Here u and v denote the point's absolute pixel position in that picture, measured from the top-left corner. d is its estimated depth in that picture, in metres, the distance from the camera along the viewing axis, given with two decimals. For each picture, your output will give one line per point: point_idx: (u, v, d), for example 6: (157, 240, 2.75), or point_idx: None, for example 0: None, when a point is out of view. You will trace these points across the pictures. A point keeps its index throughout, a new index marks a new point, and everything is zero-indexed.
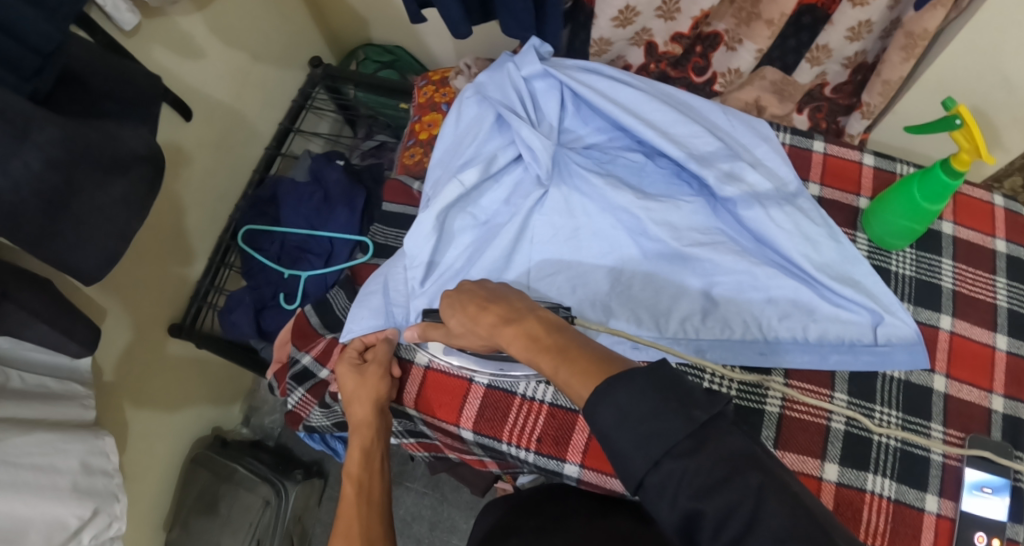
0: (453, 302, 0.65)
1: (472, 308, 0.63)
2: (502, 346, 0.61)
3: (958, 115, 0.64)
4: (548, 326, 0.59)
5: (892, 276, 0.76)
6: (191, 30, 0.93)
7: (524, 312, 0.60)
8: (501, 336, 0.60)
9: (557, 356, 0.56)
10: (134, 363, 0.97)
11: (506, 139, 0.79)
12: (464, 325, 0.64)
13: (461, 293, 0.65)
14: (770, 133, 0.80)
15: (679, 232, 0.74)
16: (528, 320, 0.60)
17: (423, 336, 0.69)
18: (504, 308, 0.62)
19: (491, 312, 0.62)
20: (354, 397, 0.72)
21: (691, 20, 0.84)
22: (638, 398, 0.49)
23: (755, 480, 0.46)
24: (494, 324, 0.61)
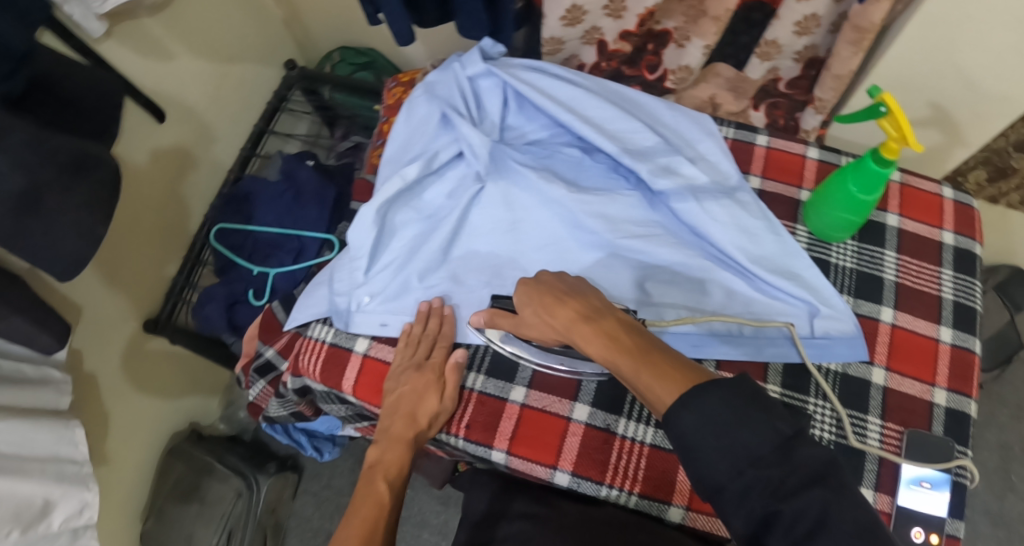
0: (529, 292, 0.64)
1: (549, 301, 0.62)
2: (578, 346, 0.60)
3: (883, 101, 0.65)
4: (626, 328, 0.58)
5: (831, 268, 0.76)
6: (163, 35, 0.97)
7: (600, 311, 0.60)
8: (578, 333, 0.60)
9: (636, 363, 0.55)
10: (111, 354, 0.99)
11: (450, 136, 0.80)
12: (540, 317, 0.63)
13: (539, 284, 0.64)
14: (713, 128, 0.80)
15: (614, 225, 0.73)
16: (612, 317, 0.59)
17: (492, 322, 0.68)
18: (584, 304, 0.61)
19: (570, 306, 0.61)
20: (393, 407, 0.70)
21: (637, 17, 0.86)
22: (726, 407, 0.49)
23: (835, 486, 0.46)
24: (572, 320, 0.61)
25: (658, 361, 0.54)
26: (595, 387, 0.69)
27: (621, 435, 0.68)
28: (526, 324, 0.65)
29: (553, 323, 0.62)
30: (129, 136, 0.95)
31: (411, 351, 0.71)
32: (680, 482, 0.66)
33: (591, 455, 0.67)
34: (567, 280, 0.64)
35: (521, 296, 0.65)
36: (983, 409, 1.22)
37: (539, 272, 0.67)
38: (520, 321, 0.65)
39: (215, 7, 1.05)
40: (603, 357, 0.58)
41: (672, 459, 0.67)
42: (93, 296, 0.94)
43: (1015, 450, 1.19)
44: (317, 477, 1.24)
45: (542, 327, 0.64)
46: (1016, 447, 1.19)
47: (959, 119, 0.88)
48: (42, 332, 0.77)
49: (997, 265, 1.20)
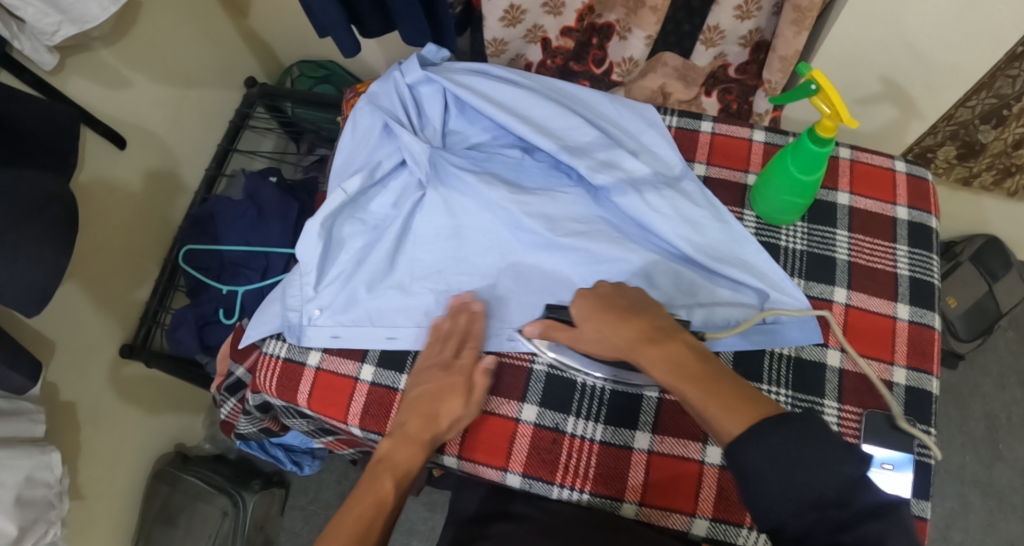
0: (588, 306, 0.61)
1: (611, 318, 0.59)
2: (641, 366, 0.56)
3: (812, 78, 0.64)
4: (693, 354, 0.55)
5: (781, 251, 0.74)
6: (117, 63, 0.98)
7: (667, 331, 0.57)
8: (642, 353, 0.56)
9: (703, 391, 0.52)
10: (89, 381, 0.99)
11: (393, 146, 0.80)
12: (601, 333, 0.60)
13: (598, 296, 0.62)
14: (656, 118, 0.79)
15: (555, 223, 0.73)
16: (678, 340, 0.56)
17: (546, 334, 0.64)
18: (652, 323, 0.58)
19: (633, 325, 0.58)
20: (412, 404, 0.66)
21: (576, 13, 0.86)
22: (795, 446, 0.46)
23: (904, 530, 0.43)
24: (634, 338, 0.57)
25: (726, 392, 0.51)
26: (543, 387, 0.69)
27: (570, 434, 0.67)
28: (586, 340, 0.61)
29: (618, 340, 0.58)
30: (89, 164, 0.95)
31: (439, 350, 0.68)
32: (631, 479, 0.66)
33: (541, 455, 0.67)
34: (629, 297, 0.61)
35: (579, 310, 0.62)
36: (968, 380, 1.21)
37: (598, 283, 0.64)
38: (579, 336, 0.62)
39: (170, 31, 1.06)
40: (663, 379, 0.54)
41: (623, 455, 0.66)
42: (65, 327, 0.93)
43: (1001, 419, 1.18)
44: (305, 490, 1.25)
45: (602, 344, 0.60)
46: (1002, 416, 1.18)
47: (914, 92, 0.86)
48: (16, 373, 0.76)
49: (971, 235, 1.19)
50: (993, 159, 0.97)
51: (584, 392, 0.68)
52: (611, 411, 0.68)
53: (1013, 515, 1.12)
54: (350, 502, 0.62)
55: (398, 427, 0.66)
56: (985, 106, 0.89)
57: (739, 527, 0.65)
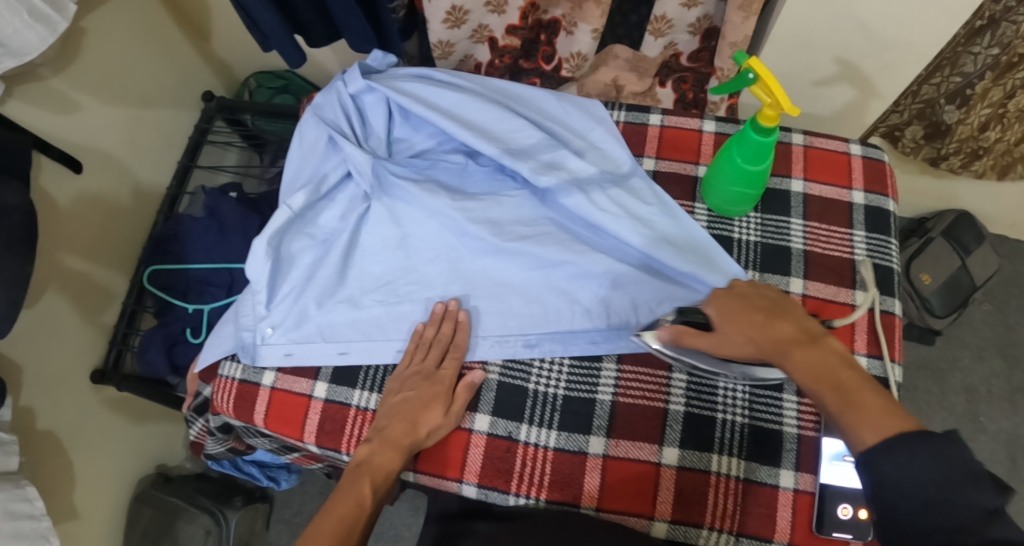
0: (728, 307, 0.58)
1: (758, 317, 0.55)
2: (783, 368, 0.52)
3: (750, 68, 0.62)
4: (838, 361, 0.50)
5: (734, 244, 0.73)
6: (67, 88, 0.94)
7: (813, 334, 0.53)
8: (789, 356, 0.52)
9: (841, 398, 0.47)
10: (63, 409, 0.95)
11: (338, 158, 0.79)
12: (747, 336, 0.55)
13: (742, 299, 0.58)
14: (604, 113, 0.78)
15: (501, 228, 0.72)
16: (821, 347, 0.52)
17: (676, 339, 0.60)
18: (799, 324, 0.54)
19: (784, 326, 0.54)
20: (394, 409, 0.65)
21: (519, 11, 0.84)
22: (933, 467, 0.41)
23: None
24: (782, 339, 0.53)
25: (869, 401, 0.46)
26: (495, 396, 0.68)
27: (524, 442, 0.66)
28: (728, 344, 0.56)
29: (763, 339, 0.54)
30: (43, 190, 0.91)
31: (421, 358, 0.68)
32: (587, 484, 0.65)
33: (495, 465, 0.66)
34: (768, 297, 0.57)
35: (715, 312, 0.58)
36: (946, 354, 1.20)
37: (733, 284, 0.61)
38: (721, 341, 0.56)
39: (121, 50, 1.03)
40: (807, 384, 0.50)
41: (578, 461, 0.65)
42: (32, 356, 0.89)
43: (981, 392, 1.18)
44: (289, 504, 1.23)
45: (750, 349, 0.55)
46: (982, 389, 1.18)
47: (869, 72, 0.84)
48: None
49: (941, 210, 1.18)
50: (960, 143, 0.93)
51: (536, 399, 0.68)
52: (564, 416, 0.67)
53: None
54: (332, 501, 0.63)
55: (378, 431, 0.65)
56: (949, 86, 0.87)
57: (699, 529, 0.63)
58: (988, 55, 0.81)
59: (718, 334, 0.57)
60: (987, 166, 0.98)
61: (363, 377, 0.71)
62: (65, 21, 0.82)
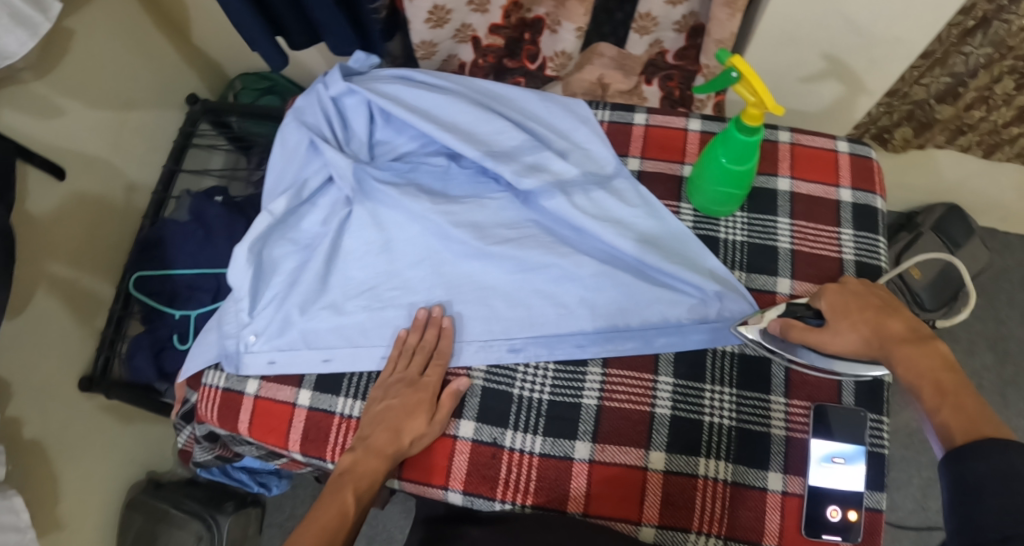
0: (842, 302, 0.58)
1: (872, 314, 0.56)
2: (891, 364, 0.53)
3: (733, 67, 0.61)
4: (946, 363, 0.51)
5: (720, 244, 0.72)
6: (49, 92, 0.93)
7: (923, 333, 0.54)
8: (893, 353, 0.53)
9: (942, 398, 0.49)
10: (51, 419, 0.93)
11: (320, 162, 0.78)
12: (858, 333, 0.56)
13: (854, 295, 0.59)
14: (588, 113, 0.77)
15: (483, 231, 0.71)
16: (929, 347, 0.52)
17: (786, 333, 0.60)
18: (910, 321, 0.55)
19: (899, 319, 0.55)
20: (378, 417, 0.65)
21: (502, 9, 0.84)
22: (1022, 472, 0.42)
23: None
24: (891, 336, 0.54)
25: (970, 406, 0.48)
26: (479, 402, 0.67)
27: (509, 448, 0.66)
28: (837, 342, 0.57)
29: (876, 332, 0.55)
30: (26, 198, 0.89)
31: (404, 365, 0.67)
32: (573, 489, 0.64)
33: (480, 472, 0.65)
34: (882, 294, 0.58)
35: (826, 306, 0.59)
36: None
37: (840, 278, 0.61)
38: (831, 339, 0.57)
39: (106, 52, 1.02)
40: (912, 381, 0.51)
41: (563, 466, 0.65)
42: (17, 367, 0.88)
43: (972, 385, 1.17)
44: (281, 508, 1.23)
45: (860, 346, 0.56)
46: (974, 381, 1.17)
47: (857, 68, 0.83)
48: None
49: (932, 204, 1.18)
50: (945, 123, 0.93)
51: (521, 404, 0.67)
52: (549, 422, 0.66)
53: None
54: (315, 511, 0.62)
55: (362, 440, 0.64)
56: (939, 86, 0.88)
57: (687, 533, 0.63)
58: (980, 54, 0.81)
59: (828, 331, 0.57)
60: (972, 141, 0.97)
61: (347, 384, 0.70)
62: (48, 22, 0.79)
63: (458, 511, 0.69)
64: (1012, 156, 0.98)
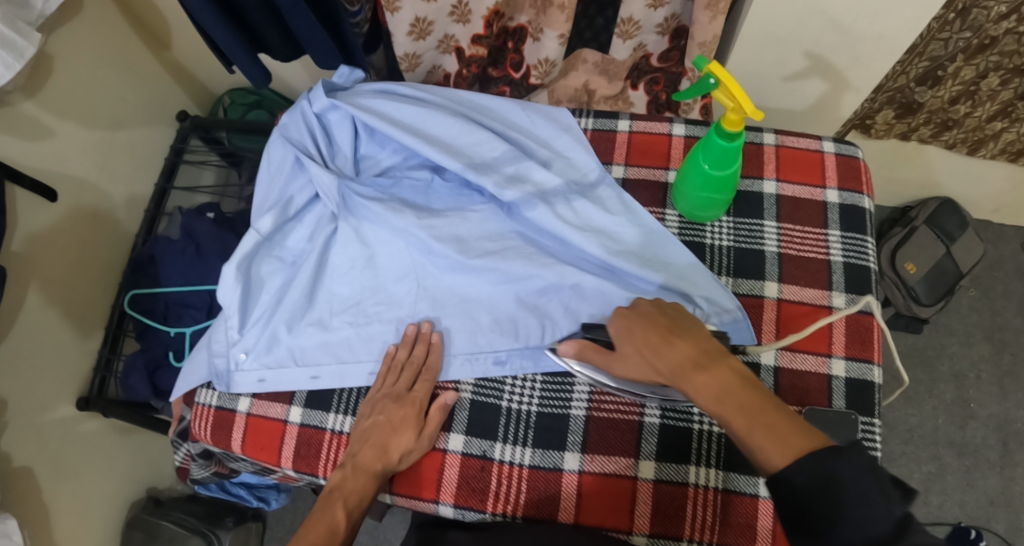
0: (628, 325, 0.57)
1: (654, 339, 0.54)
2: (687, 393, 0.51)
3: (710, 73, 0.60)
4: (740, 379, 0.49)
5: (706, 249, 0.72)
6: (38, 113, 0.93)
7: (716, 352, 0.52)
8: (687, 379, 0.51)
9: (751, 422, 0.47)
10: (46, 441, 0.94)
11: (305, 179, 0.78)
12: (643, 355, 0.55)
13: (641, 316, 0.57)
14: (570, 121, 0.77)
15: (466, 244, 0.71)
16: (724, 364, 0.50)
17: (580, 354, 0.61)
18: (697, 344, 0.52)
19: (680, 348, 0.52)
20: (365, 434, 0.65)
21: (484, 19, 0.82)
22: (846, 482, 0.42)
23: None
24: (681, 362, 0.51)
25: (778, 422, 0.46)
26: (468, 415, 0.67)
27: (498, 460, 0.65)
28: (627, 366, 0.56)
29: (665, 360, 0.52)
30: (15, 222, 0.89)
31: (392, 381, 0.67)
32: (564, 500, 0.64)
33: (470, 484, 0.65)
34: (671, 313, 0.56)
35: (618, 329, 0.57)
36: (933, 342, 1.19)
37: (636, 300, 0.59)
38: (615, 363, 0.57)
39: (92, 72, 1.02)
40: (713, 406, 0.49)
41: (553, 477, 0.65)
42: (14, 389, 0.88)
43: (969, 378, 1.16)
44: (281, 521, 1.23)
45: (651, 370, 0.54)
46: (970, 374, 1.17)
47: (841, 66, 0.82)
48: None
49: (925, 198, 1.17)
50: (931, 115, 0.93)
51: (509, 416, 0.67)
52: (538, 433, 0.66)
53: (988, 471, 1.12)
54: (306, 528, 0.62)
55: (349, 457, 0.64)
56: (919, 70, 0.85)
57: (678, 542, 0.63)
58: (960, 38, 0.79)
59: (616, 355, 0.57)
60: (958, 137, 0.97)
61: (337, 400, 0.70)
62: (32, 46, 0.80)
63: (447, 519, 0.68)
64: (996, 152, 0.99)
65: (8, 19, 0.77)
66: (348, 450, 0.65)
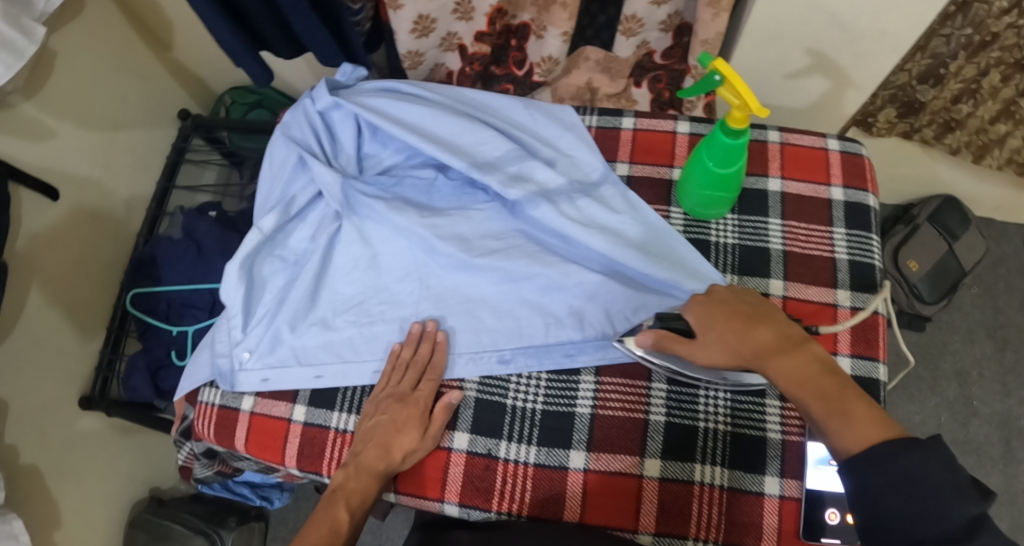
0: (709, 312, 0.56)
1: (738, 324, 0.54)
2: (768, 375, 0.51)
3: (716, 70, 0.60)
4: (822, 366, 0.50)
5: (711, 247, 0.71)
6: (39, 113, 0.93)
7: (796, 339, 0.52)
8: (770, 363, 0.51)
9: (828, 407, 0.47)
10: (50, 441, 0.94)
11: (307, 177, 0.78)
12: (725, 341, 0.54)
13: (721, 304, 0.56)
14: (574, 120, 0.77)
15: (470, 244, 0.71)
16: (805, 351, 0.51)
17: (659, 344, 0.59)
18: (778, 330, 0.53)
19: (764, 331, 0.52)
20: (368, 433, 0.65)
21: (487, 17, 0.82)
22: (916, 476, 0.42)
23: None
24: (764, 346, 0.52)
25: (858, 410, 0.46)
26: (472, 413, 0.67)
27: (503, 459, 0.65)
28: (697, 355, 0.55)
29: (745, 343, 0.53)
30: (17, 221, 0.89)
31: (396, 380, 0.67)
32: (569, 499, 0.64)
33: (474, 483, 0.65)
34: (751, 300, 0.56)
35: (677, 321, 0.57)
36: (937, 339, 1.19)
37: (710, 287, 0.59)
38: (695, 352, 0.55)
39: (92, 72, 1.02)
40: (795, 390, 0.49)
41: (559, 476, 0.64)
42: (17, 389, 0.88)
43: (973, 375, 1.16)
44: (284, 521, 1.23)
45: (728, 355, 0.54)
46: (974, 372, 1.17)
47: (843, 63, 0.82)
48: None
49: (927, 196, 1.17)
50: (933, 115, 0.93)
51: (514, 415, 0.67)
52: (543, 431, 0.66)
53: (992, 468, 1.12)
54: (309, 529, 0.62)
55: (354, 456, 0.64)
56: (921, 68, 0.86)
57: (684, 540, 0.62)
58: (961, 36, 0.79)
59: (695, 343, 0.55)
60: (961, 141, 0.96)
61: (341, 399, 0.70)
62: (32, 45, 0.80)
63: (451, 517, 0.68)
64: (1001, 163, 0.97)
65: (9, 17, 0.77)
66: (353, 448, 0.65)
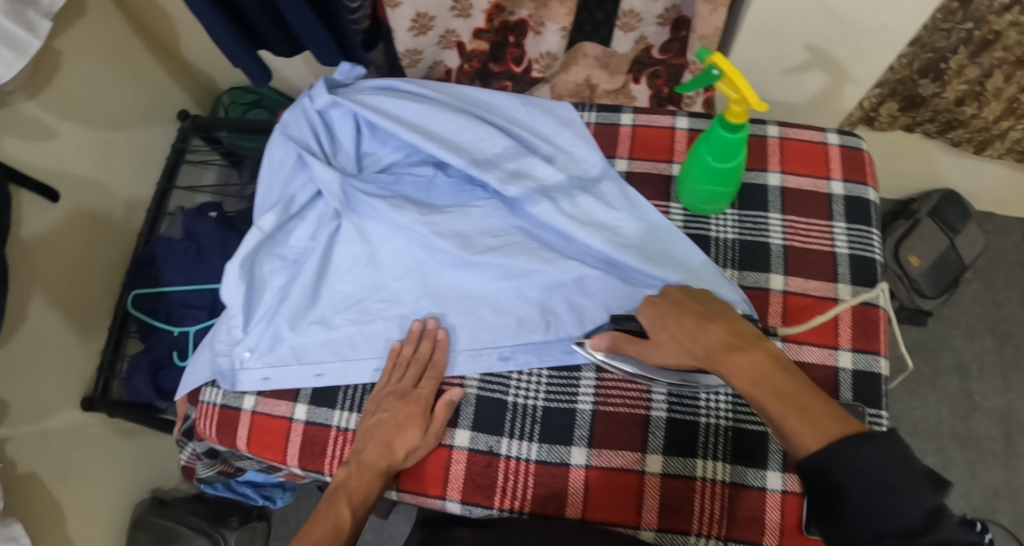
0: (660, 313, 0.58)
1: (689, 324, 0.55)
2: (722, 374, 0.51)
3: (714, 65, 0.60)
4: (775, 362, 0.49)
5: (711, 242, 0.71)
6: (41, 113, 0.93)
7: (751, 336, 0.52)
8: (726, 361, 0.51)
9: (784, 405, 0.47)
10: (54, 440, 0.94)
11: (306, 176, 0.78)
12: (677, 342, 0.56)
13: (673, 304, 0.58)
14: (572, 116, 0.77)
15: (469, 240, 0.71)
16: (758, 348, 0.51)
17: (613, 346, 0.62)
18: (732, 327, 0.53)
19: (715, 329, 0.53)
20: (370, 431, 0.65)
21: (484, 13, 0.82)
22: (871, 471, 0.41)
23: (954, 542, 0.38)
24: (717, 345, 0.52)
25: (812, 407, 0.46)
26: (474, 411, 0.67)
27: (504, 456, 0.65)
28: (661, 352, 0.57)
29: (736, 333, 0.52)
30: (18, 221, 0.89)
31: (398, 377, 0.67)
32: (571, 495, 0.64)
33: (476, 480, 0.65)
34: (703, 300, 0.57)
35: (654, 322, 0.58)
36: (937, 334, 1.18)
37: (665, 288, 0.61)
38: (648, 351, 0.59)
39: (92, 73, 1.02)
40: (748, 387, 0.49)
41: (560, 472, 0.64)
42: (19, 391, 0.88)
43: (973, 370, 1.16)
44: (286, 521, 1.23)
45: (690, 356, 0.55)
46: (974, 366, 1.16)
47: (842, 58, 0.82)
48: None
49: (927, 191, 1.16)
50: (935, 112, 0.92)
51: (515, 412, 0.67)
52: (545, 428, 0.66)
53: (993, 463, 1.11)
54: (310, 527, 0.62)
55: (355, 454, 0.64)
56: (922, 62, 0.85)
57: (686, 535, 0.62)
58: (961, 30, 0.79)
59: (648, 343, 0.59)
60: (964, 136, 0.96)
61: (342, 397, 0.70)
62: (37, 40, 0.79)
63: (453, 515, 0.68)
64: (1002, 152, 0.97)
65: (14, 11, 0.77)
66: (354, 446, 0.65)
